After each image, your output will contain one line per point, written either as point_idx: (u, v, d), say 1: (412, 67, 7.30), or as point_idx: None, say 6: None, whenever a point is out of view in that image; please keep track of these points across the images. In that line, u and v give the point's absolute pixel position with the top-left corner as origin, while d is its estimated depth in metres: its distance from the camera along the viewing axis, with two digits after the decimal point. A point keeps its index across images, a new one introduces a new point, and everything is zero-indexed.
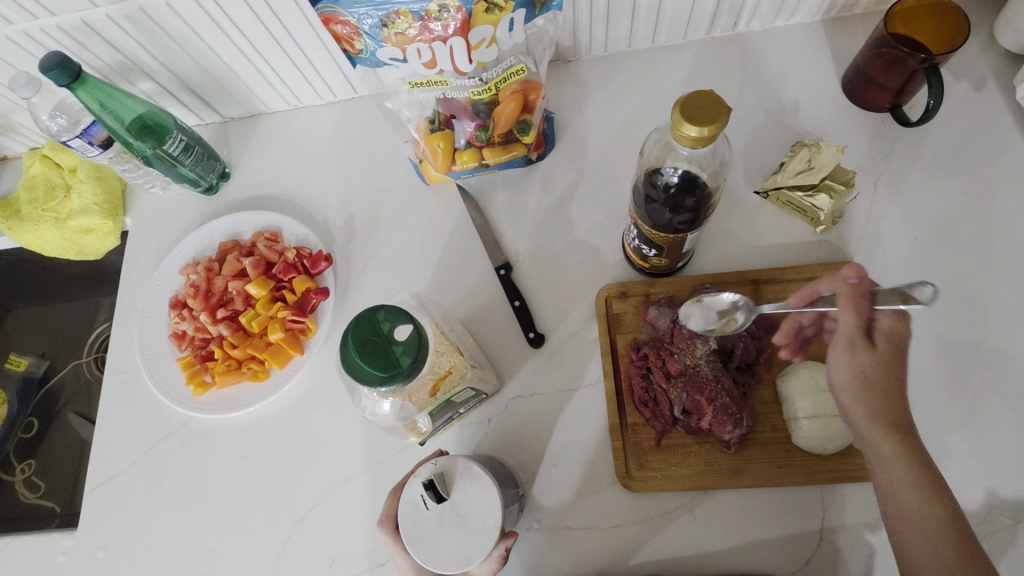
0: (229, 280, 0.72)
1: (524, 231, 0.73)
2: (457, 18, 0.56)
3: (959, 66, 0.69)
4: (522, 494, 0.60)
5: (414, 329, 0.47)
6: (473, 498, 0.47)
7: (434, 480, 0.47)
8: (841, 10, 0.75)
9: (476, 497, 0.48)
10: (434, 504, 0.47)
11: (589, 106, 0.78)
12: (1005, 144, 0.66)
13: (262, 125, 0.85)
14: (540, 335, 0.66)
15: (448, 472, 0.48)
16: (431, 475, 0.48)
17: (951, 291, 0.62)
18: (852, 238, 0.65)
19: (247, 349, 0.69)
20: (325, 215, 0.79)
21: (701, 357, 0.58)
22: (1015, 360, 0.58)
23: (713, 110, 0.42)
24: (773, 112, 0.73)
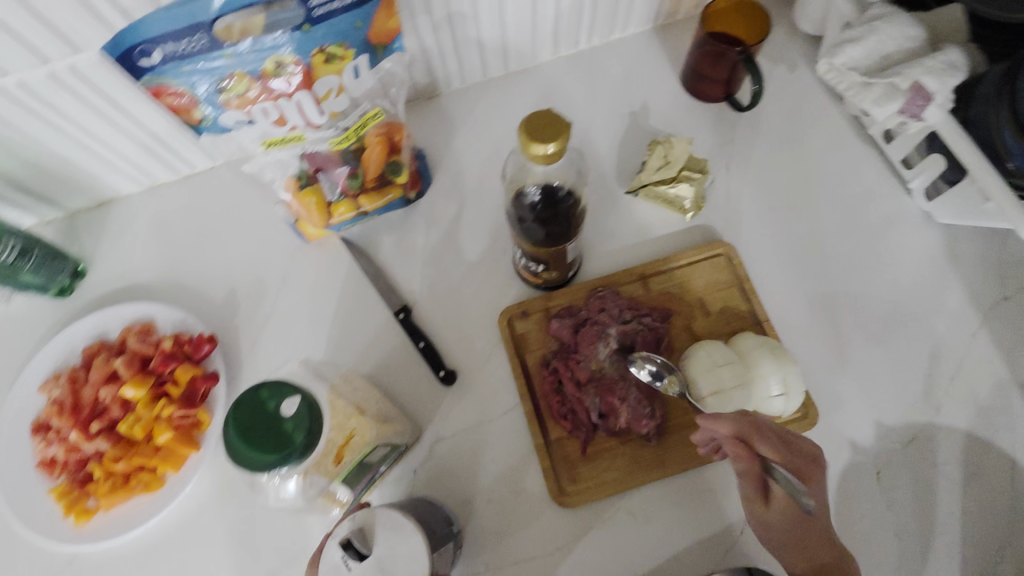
0: (99, 387, 0.64)
1: (416, 270, 0.72)
2: (298, 73, 0.55)
3: (772, 53, 0.78)
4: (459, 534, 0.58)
5: (303, 400, 0.44)
6: (395, 548, 0.45)
7: (352, 539, 0.45)
8: (666, 18, 0.82)
9: (399, 546, 0.45)
10: (356, 563, 0.44)
11: (458, 138, 0.79)
12: (823, 115, 0.74)
13: (115, 212, 0.78)
14: (450, 372, 0.65)
15: (368, 527, 0.46)
16: (349, 534, 0.45)
17: (808, 250, 0.68)
18: (717, 219, 0.70)
19: (132, 461, 0.62)
20: (202, 294, 0.73)
21: (604, 360, 0.60)
22: (872, 300, 0.65)
23: (555, 128, 0.43)
24: (627, 118, 0.78)
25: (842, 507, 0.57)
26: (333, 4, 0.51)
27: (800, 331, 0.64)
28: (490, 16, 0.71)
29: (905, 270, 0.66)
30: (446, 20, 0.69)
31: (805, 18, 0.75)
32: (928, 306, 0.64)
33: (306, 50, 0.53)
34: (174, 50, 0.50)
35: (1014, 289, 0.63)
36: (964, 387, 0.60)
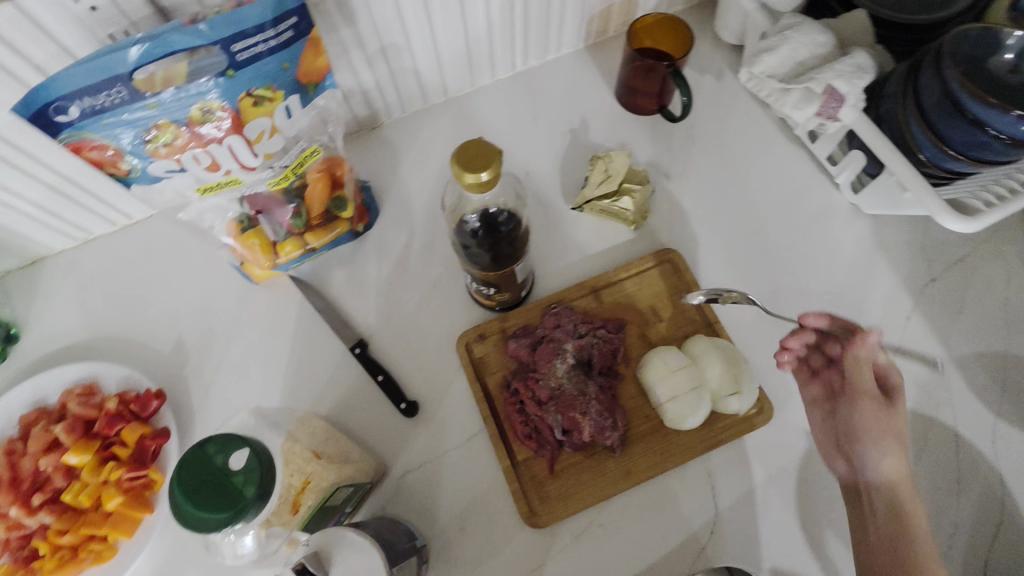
0: (40, 458, 0.61)
1: (370, 303, 0.71)
2: (226, 118, 0.54)
3: (700, 65, 0.81)
4: (422, 547, 0.57)
5: (252, 452, 0.43)
6: (353, 569, 0.42)
7: (308, 562, 0.41)
8: (598, 36, 0.84)
9: (357, 566, 0.42)
10: None
11: (403, 167, 0.79)
12: (753, 119, 0.77)
13: (48, 269, 0.75)
14: (412, 403, 0.64)
15: (324, 551, 0.43)
16: (303, 558, 0.42)
17: (751, 250, 0.70)
18: (663, 227, 0.72)
19: (81, 531, 0.58)
20: (148, 347, 0.71)
21: (563, 376, 0.60)
22: (814, 293, 0.67)
23: (486, 156, 0.44)
24: (568, 135, 0.79)
25: (803, 496, 0.59)
26: (256, 48, 0.51)
27: (750, 329, 0.66)
28: (423, 46, 0.71)
29: (842, 262, 0.69)
30: (378, 53, 0.69)
31: (726, 29, 0.79)
32: (865, 294, 0.67)
33: (232, 95, 0.53)
34: (92, 105, 0.49)
35: (940, 271, 0.67)
36: (905, 369, 0.63)
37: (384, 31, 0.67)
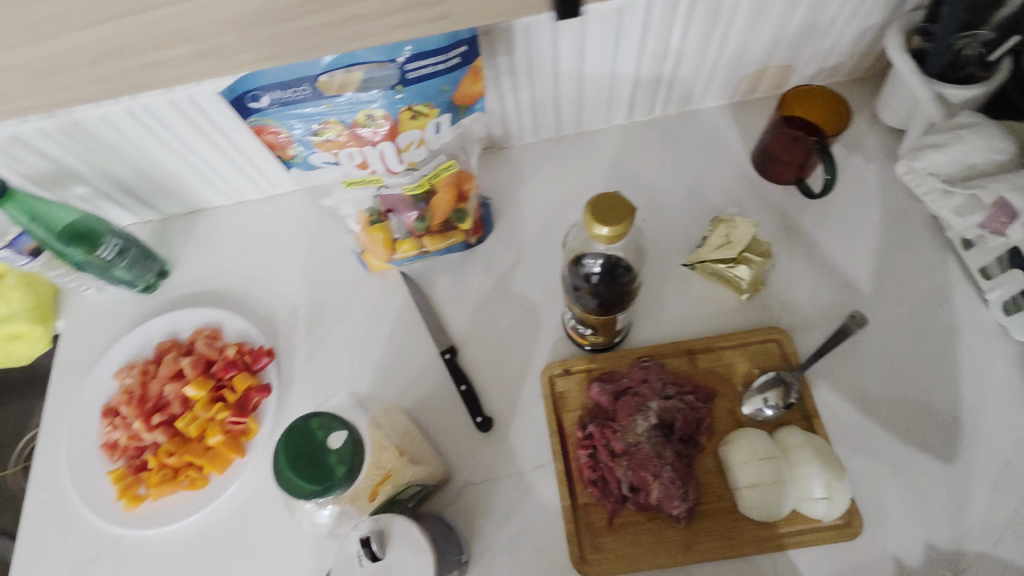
0: (165, 384, 0.71)
1: (467, 313, 0.74)
2: (385, 126, 0.60)
3: (851, 143, 0.77)
4: (465, 560, 0.61)
5: (349, 436, 0.47)
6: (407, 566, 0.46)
7: (371, 539, 0.47)
8: (744, 95, 0.82)
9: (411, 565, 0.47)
10: (369, 562, 0.46)
11: (523, 189, 0.82)
12: (899, 211, 0.72)
13: (203, 221, 0.86)
14: (488, 419, 0.67)
15: (387, 531, 0.48)
16: (369, 532, 0.47)
17: (868, 349, 0.66)
18: (774, 303, 0.69)
19: (184, 457, 0.67)
20: (268, 307, 0.79)
21: (642, 434, 0.59)
22: (933, 411, 0.62)
23: (620, 212, 0.45)
24: (693, 189, 0.78)
25: None
26: (426, 70, 0.56)
27: (851, 434, 0.62)
28: (570, 79, 0.73)
29: (973, 386, 0.63)
30: (526, 81, 0.73)
31: (889, 111, 0.75)
32: (994, 427, 0.61)
33: (395, 108, 0.58)
34: (280, 98, 0.56)
35: None
36: None
37: (538, 62, 0.70)
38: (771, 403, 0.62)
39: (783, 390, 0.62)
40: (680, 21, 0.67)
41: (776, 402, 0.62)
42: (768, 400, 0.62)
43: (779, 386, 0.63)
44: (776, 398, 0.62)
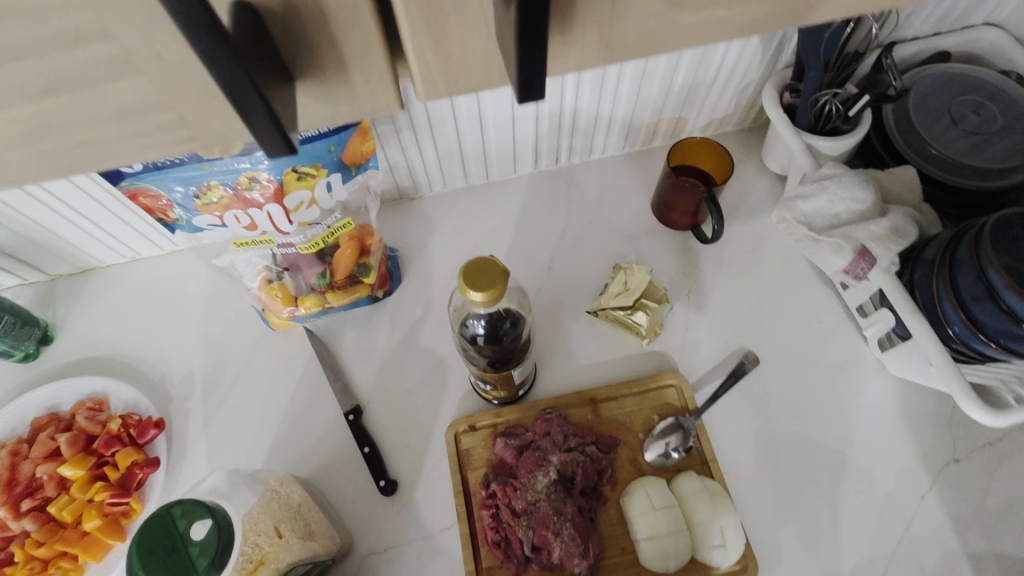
0: (39, 464, 0.65)
1: (374, 370, 0.72)
2: (270, 188, 0.58)
3: (741, 188, 0.81)
4: None
5: (213, 523, 0.45)
6: None
7: None
8: (644, 144, 0.86)
9: None
10: None
11: (432, 241, 0.81)
12: (785, 252, 0.76)
13: (94, 281, 0.81)
14: (391, 482, 0.64)
15: None
16: None
17: (761, 387, 0.68)
18: (674, 347, 0.71)
19: (55, 546, 0.61)
20: (161, 372, 0.74)
21: (542, 491, 0.59)
22: (822, 447, 0.65)
23: (492, 276, 0.45)
24: (597, 235, 0.80)
25: None
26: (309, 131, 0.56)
27: (746, 474, 0.64)
28: (471, 133, 0.74)
29: (857, 420, 0.66)
30: (427, 136, 0.73)
31: (773, 158, 0.80)
32: (876, 460, 0.64)
33: (280, 170, 0.58)
34: (153, 162, 0.54)
35: (966, 452, 0.63)
36: (911, 554, 0.59)
37: (436, 118, 0.70)
38: (671, 446, 0.63)
39: (682, 433, 0.64)
40: (572, 80, 0.70)
41: (676, 447, 0.63)
42: (667, 446, 0.63)
43: (677, 431, 0.64)
44: (676, 441, 0.63)
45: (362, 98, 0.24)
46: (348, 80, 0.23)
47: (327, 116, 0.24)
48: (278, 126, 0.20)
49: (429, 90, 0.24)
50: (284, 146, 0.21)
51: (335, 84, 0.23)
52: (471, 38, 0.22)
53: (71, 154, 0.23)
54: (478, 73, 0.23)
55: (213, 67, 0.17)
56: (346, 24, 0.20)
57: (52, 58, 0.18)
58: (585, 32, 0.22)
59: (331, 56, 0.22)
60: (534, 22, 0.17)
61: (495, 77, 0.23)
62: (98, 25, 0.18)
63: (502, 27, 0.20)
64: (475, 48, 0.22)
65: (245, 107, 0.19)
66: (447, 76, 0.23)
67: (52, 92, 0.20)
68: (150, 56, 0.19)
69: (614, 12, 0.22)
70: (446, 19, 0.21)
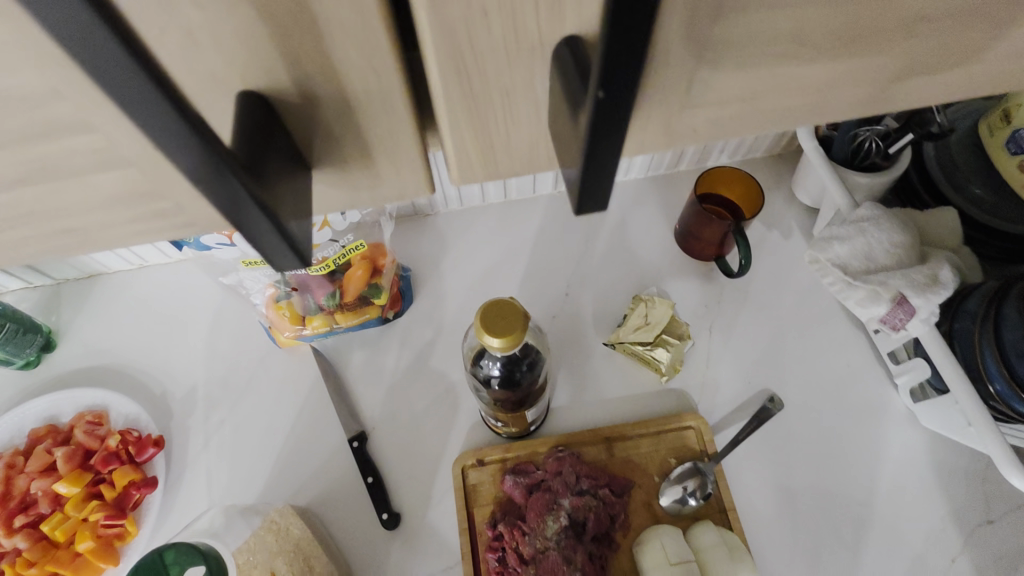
0: (33, 479, 0.63)
1: (380, 394, 0.70)
2: None
3: (768, 218, 0.78)
4: None
5: None
6: None
7: None
8: (669, 167, 0.82)
9: None
10: None
11: (445, 260, 0.79)
12: (814, 288, 0.73)
13: (98, 287, 0.79)
14: (394, 515, 0.62)
15: None
16: None
17: (783, 432, 0.65)
18: (693, 385, 0.68)
19: (45, 567, 0.59)
20: (162, 386, 0.72)
21: (552, 538, 0.57)
22: (846, 499, 0.62)
23: (511, 320, 0.43)
24: (617, 261, 0.78)
25: None
26: None
27: (765, 524, 0.61)
28: None
29: (885, 472, 0.63)
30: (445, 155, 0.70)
31: (803, 190, 0.76)
32: (904, 517, 0.61)
33: None
34: None
35: (1000, 512, 0.60)
36: None
37: None
38: (687, 488, 0.61)
39: (700, 474, 0.61)
40: None
41: (693, 490, 0.60)
42: (684, 489, 0.60)
43: (695, 474, 0.61)
44: (693, 484, 0.61)
45: (387, 180, 0.24)
46: (371, 157, 0.22)
47: (349, 198, 0.25)
48: (288, 238, 0.18)
49: (465, 174, 0.23)
50: (295, 258, 0.19)
51: (358, 165, 0.23)
52: (515, 130, 0.21)
53: (66, 231, 0.24)
54: (522, 159, 0.23)
55: (207, 189, 0.16)
56: (377, 113, 0.20)
57: (34, 147, 0.19)
58: (650, 119, 0.22)
59: (356, 139, 0.21)
60: (610, 139, 0.16)
61: (538, 162, 0.23)
62: (83, 123, 0.18)
63: (566, 139, 0.18)
64: (520, 140, 0.22)
65: (247, 223, 0.17)
66: (487, 161, 0.23)
67: (35, 178, 0.21)
68: (133, 147, 0.19)
69: (684, 102, 0.22)
70: (492, 111, 0.20)
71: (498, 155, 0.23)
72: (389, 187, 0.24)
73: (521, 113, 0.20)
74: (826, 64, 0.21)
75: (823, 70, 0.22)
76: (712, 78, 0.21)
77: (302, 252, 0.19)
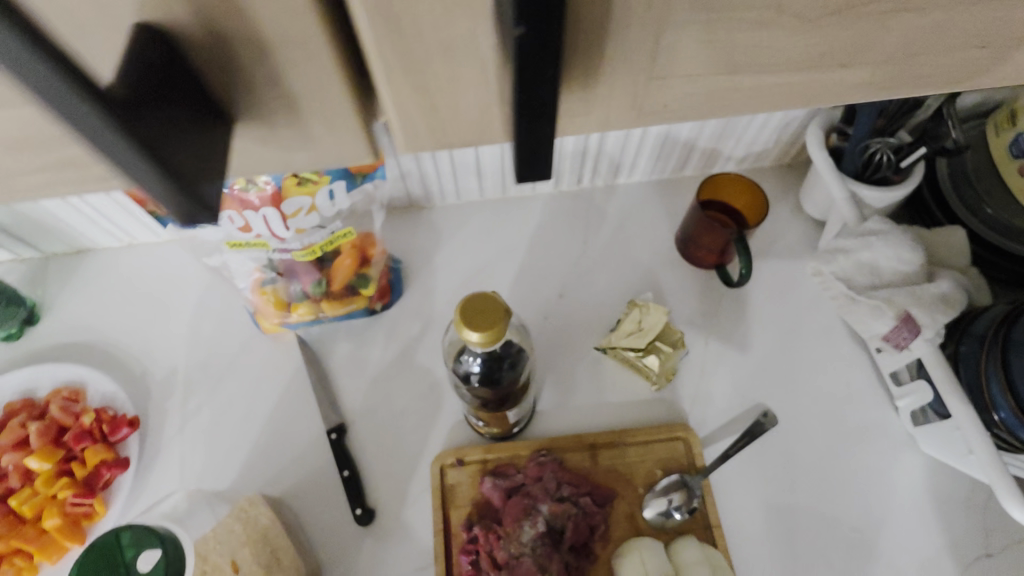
0: (5, 452, 0.62)
1: (363, 386, 0.68)
2: (267, 191, 0.54)
3: (773, 228, 0.76)
4: None
5: (163, 553, 0.40)
6: None
7: None
8: (673, 172, 0.80)
9: None
10: None
11: (439, 253, 0.77)
12: (816, 303, 0.71)
13: (86, 262, 0.78)
14: (368, 511, 0.60)
15: None
16: None
17: (775, 450, 0.63)
18: (685, 395, 0.66)
19: (11, 542, 0.58)
20: (143, 366, 0.71)
21: (527, 544, 0.54)
22: (837, 523, 0.59)
23: (492, 314, 0.41)
24: (614, 264, 0.76)
25: None
26: None
27: (751, 543, 0.59)
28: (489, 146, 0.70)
29: (880, 497, 0.60)
30: None
31: (810, 202, 0.74)
32: (898, 545, 0.58)
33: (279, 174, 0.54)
34: None
35: (999, 546, 0.57)
36: None
37: None
38: (673, 501, 0.58)
39: (688, 488, 0.59)
40: None
41: (679, 504, 0.58)
42: (671, 502, 0.58)
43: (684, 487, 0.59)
44: (681, 497, 0.59)
45: (325, 141, 0.21)
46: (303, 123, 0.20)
47: (280, 161, 0.22)
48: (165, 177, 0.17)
49: (411, 143, 0.22)
50: (195, 205, 0.19)
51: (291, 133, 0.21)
52: (464, 94, 0.19)
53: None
54: (474, 130, 0.21)
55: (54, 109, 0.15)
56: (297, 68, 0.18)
57: None
58: (616, 85, 0.20)
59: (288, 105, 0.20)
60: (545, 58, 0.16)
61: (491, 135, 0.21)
62: None
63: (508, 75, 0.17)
64: (471, 109, 0.20)
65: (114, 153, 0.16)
66: (434, 129, 0.21)
67: None
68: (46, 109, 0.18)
69: (652, 73, 0.20)
70: (429, 71, 0.18)
71: (447, 121, 0.20)
72: (324, 151, 0.22)
73: (468, 73, 0.19)
74: (802, 40, 0.19)
75: (798, 47, 0.19)
76: (678, 43, 0.19)
77: (198, 202, 0.19)
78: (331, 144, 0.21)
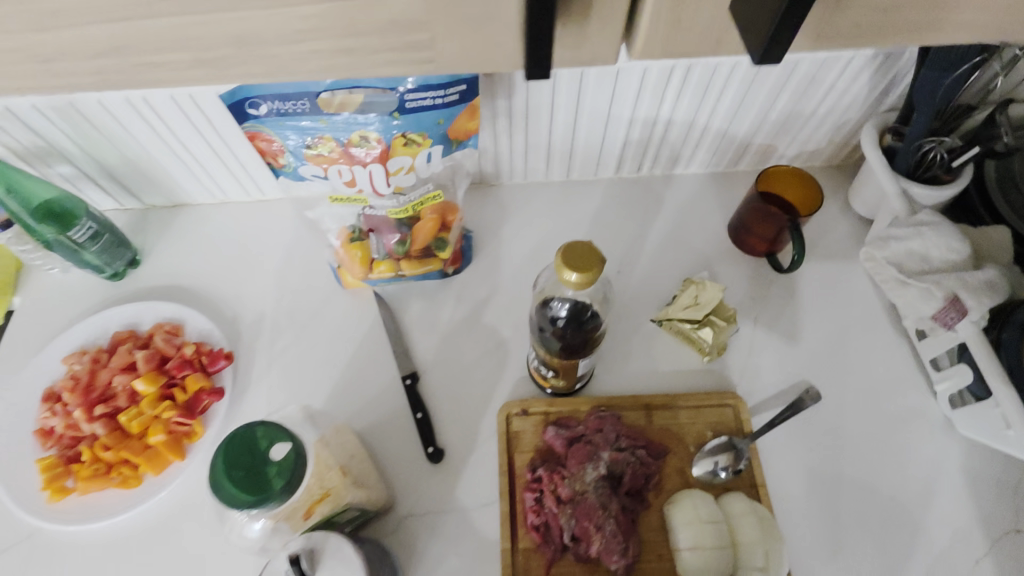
0: (115, 374, 0.69)
1: (434, 341, 0.74)
2: (378, 149, 0.62)
3: (821, 223, 0.81)
4: None
5: (292, 448, 0.48)
6: None
7: (301, 556, 0.47)
8: (728, 165, 0.85)
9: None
10: None
11: (506, 227, 0.83)
12: (860, 293, 0.75)
13: (182, 215, 0.85)
14: (439, 450, 0.66)
15: (318, 549, 0.48)
16: (299, 550, 0.48)
17: (818, 423, 0.67)
18: (733, 369, 0.71)
19: (120, 452, 0.65)
20: (234, 310, 0.78)
21: (590, 483, 0.60)
22: (875, 493, 0.63)
23: (589, 260, 0.46)
24: (669, 247, 0.81)
25: None
26: (425, 102, 0.59)
27: (793, 505, 0.63)
28: (562, 128, 0.76)
29: (916, 472, 0.64)
30: (520, 126, 0.75)
31: (860, 200, 0.79)
32: (931, 516, 0.62)
33: (389, 133, 0.61)
34: (278, 108, 0.57)
35: None
36: None
37: (534, 108, 0.72)
38: (718, 461, 0.63)
39: (735, 451, 0.63)
40: (672, 90, 0.70)
41: (725, 464, 0.63)
42: (718, 461, 0.63)
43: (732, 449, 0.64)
44: (727, 459, 0.63)
45: (591, 39, 0.34)
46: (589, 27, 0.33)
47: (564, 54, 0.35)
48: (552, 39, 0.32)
49: (648, 48, 0.34)
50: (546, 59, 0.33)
51: None
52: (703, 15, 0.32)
53: None
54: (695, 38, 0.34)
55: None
56: None
57: None
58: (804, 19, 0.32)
59: None
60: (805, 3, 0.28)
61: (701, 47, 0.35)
62: None
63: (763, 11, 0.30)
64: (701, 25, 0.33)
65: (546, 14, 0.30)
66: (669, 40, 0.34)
67: None
68: None
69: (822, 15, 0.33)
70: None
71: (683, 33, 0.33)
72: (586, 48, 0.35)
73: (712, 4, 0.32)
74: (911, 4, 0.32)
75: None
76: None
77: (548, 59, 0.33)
78: (597, 40, 0.34)
